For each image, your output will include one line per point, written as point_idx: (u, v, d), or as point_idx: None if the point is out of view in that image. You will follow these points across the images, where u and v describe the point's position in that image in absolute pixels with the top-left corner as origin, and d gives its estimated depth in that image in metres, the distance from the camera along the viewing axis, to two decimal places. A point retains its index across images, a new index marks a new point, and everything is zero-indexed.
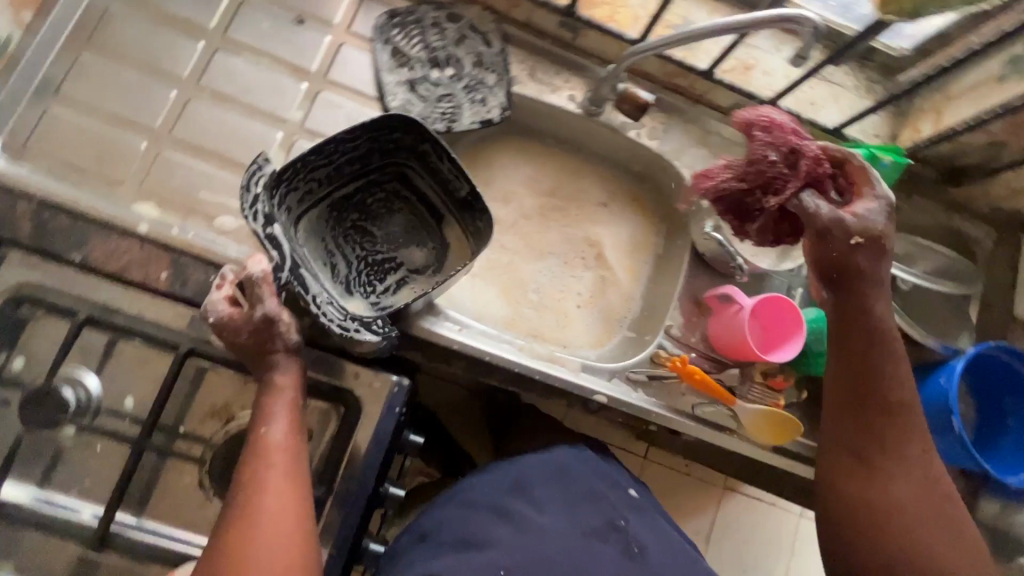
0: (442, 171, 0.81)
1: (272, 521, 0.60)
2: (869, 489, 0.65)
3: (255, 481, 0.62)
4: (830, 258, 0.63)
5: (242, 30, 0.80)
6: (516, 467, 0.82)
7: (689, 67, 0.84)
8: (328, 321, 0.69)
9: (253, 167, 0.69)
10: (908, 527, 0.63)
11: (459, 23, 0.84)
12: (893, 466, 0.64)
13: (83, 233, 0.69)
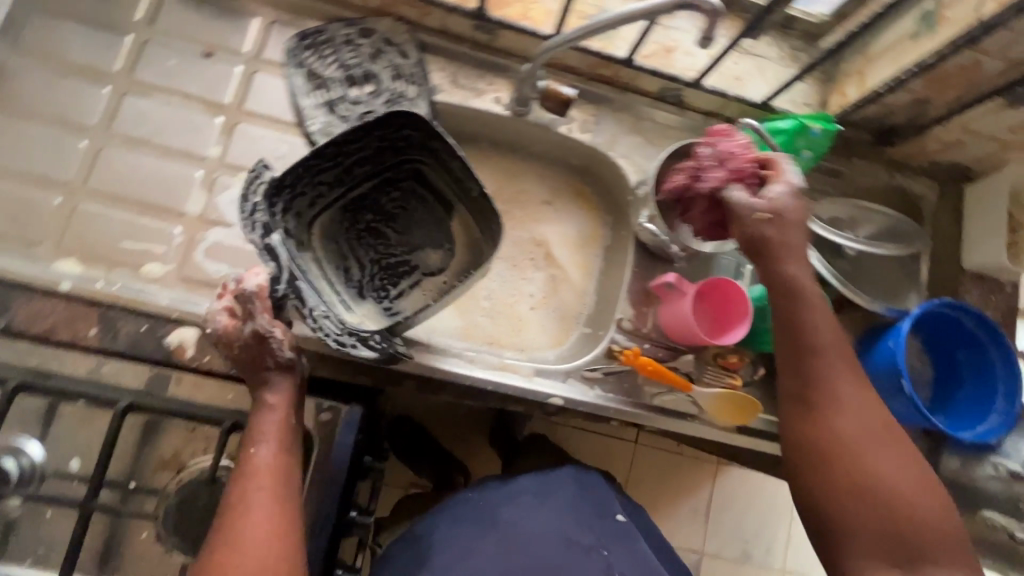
0: (453, 169, 0.78)
1: (254, 559, 0.54)
2: (827, 437, 0.61)
3: (241, 510, 0.57)
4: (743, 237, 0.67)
5: (148, 70, 0.78)
6: (509, 489, 0.81)
7: (610, 56, 0.83)
8: (325, 335, 0.64)
9: (252, 174, 0.68)
10: (871, 469, 0.59)
11: (372, 37, 0.83)
12: (847, 410, 0.61)
13: (4, 299, 0.68)
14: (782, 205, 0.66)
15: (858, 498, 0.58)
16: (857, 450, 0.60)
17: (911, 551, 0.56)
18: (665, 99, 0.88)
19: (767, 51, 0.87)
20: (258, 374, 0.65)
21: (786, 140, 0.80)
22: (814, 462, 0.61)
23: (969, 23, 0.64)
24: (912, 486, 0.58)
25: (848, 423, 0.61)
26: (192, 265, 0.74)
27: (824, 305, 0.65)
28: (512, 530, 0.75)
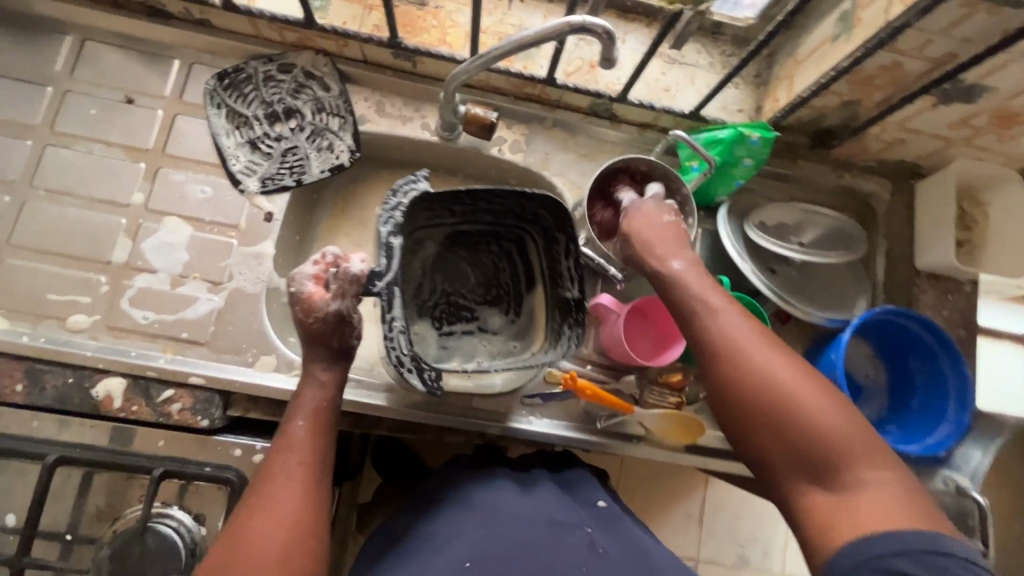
0: (560, 266, 0.81)
1: (273, 528, 0.56)
2: (719, 374, 0.59)
3: (273, 483, 0.59)
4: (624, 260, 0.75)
5: (70, 121, 0.78)
6: (495, 476, 0.75)
7: (532, 76, 0.81)
8: (391, 349, 0.68)
9: (410, 181, 0.73)
10: (767, 390, 0.56)
11: (293, 72, 0.82)
12: (735, 346, 0.59)
13: None
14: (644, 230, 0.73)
15: (762, 428, 0.56)
16: (751, 385, 0.57)
17: (831, 472, 0.52)
18: (596, 114, 0.87)
19: (695, 59, 0.85)
20: (314, 348, 0.68)
21: (722, 150, 0.78)
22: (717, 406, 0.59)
23: (879, 25, 0.62)
24: (817, 404, 0.54)
25: (738, 359, 0.58)
26: (118, 312, 0.75)
27: (692, 275, 0.65)
28: (505, 509, 0.69)
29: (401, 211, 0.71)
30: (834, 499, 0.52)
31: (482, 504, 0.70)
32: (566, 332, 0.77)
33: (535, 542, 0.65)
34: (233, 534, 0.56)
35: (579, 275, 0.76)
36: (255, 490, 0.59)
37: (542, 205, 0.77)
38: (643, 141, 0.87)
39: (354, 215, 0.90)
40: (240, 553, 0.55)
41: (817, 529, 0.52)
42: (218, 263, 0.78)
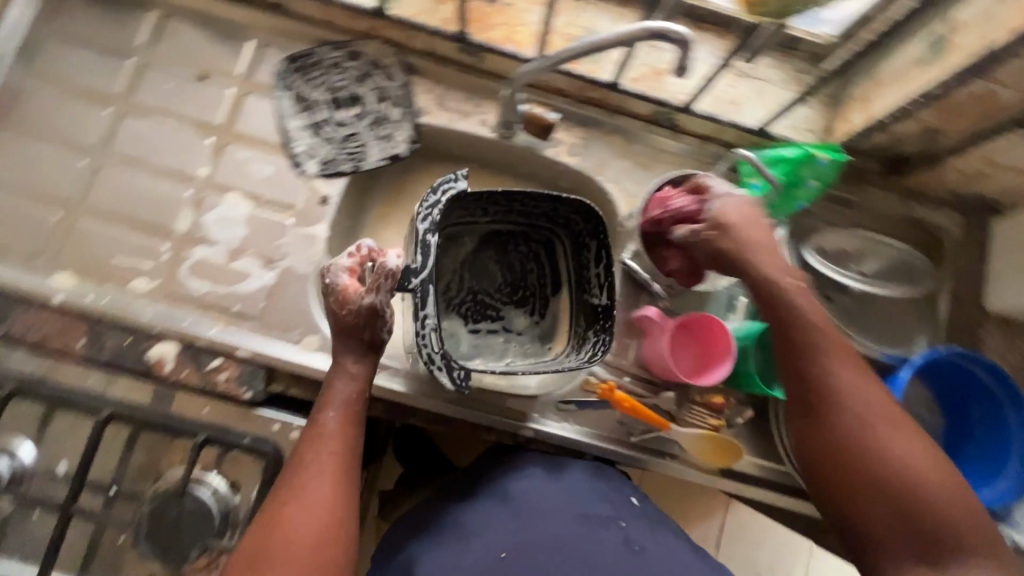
0: (588, 273, 0.81)
1: (308, 518, 0.59)
2: (835, 436, 0.63)
3: (307, 474, 0.62)
4: (708, 255, 0.71)
5: (148, 94, 0.82)
6: (529, 464, 0.75)
7: (596, 79, 0.80)
8: (422, 347, 0.68)
9: (449, 181, 0.72)
10: (882, 461, 0.60)
11: (360, 60, 0.84)
12: (855, 402, 0.63)
13: (6, 309, 0.74)
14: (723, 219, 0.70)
15: (871, 497, 0.60)
16: (866, 443, 0.61)
17: (926, 538, 0.58)
18: (658, 122, 0.85)
19: (765, 74, 0.82)
20: (345, 342, 0.69)
21: (788, 169, 0.76)
22: (824, 457, 0.63)
23: (981, 48, 0.59)
24: (926, 473, 0.60)
25: (858, 416, 0.62)
26: (177, 281, 0.77)
27: (802, 294, 0.67)
28: (539, 501, 0.71)
29: (438, 209, 0.70)
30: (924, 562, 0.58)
31: (513, 494, 0.72)
32: (591, 338, 0.78)
33: (571, 533, 0.67)
34: (264, 526, 0.59)
35: (608, 285, 0.76)
36: (287, 481, 0.62)
37: (576, 211, 0.78)
38: (703, 154, 0.85)
39: (404, 205, 0.91)
40: (274, 544, 0.58)
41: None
42: (273, 241, 0.80)
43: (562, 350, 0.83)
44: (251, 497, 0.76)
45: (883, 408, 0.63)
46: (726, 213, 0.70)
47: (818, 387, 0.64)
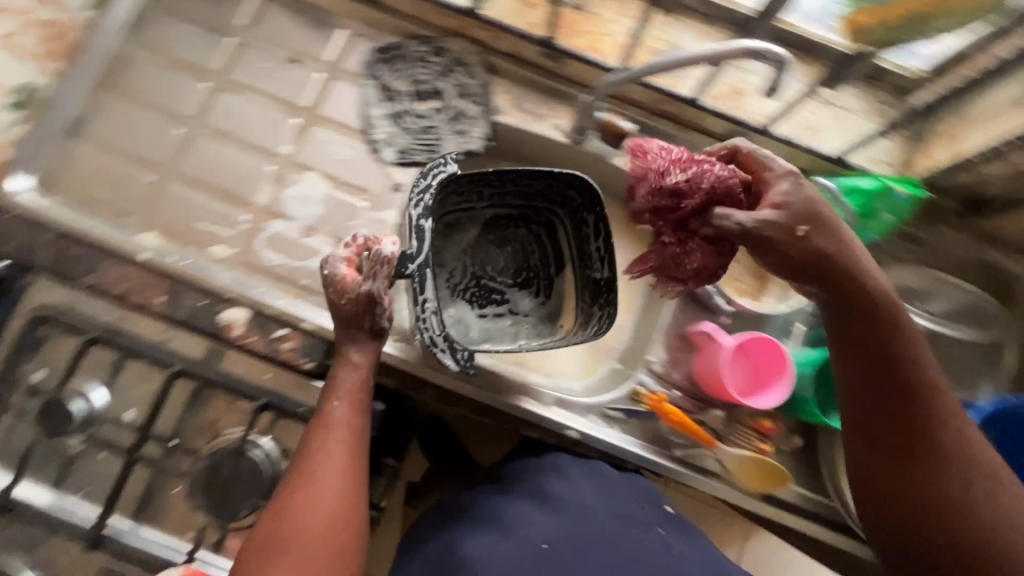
0: (590, 248, 0.82)
1: (322, 503, 0.62)
2: (925, 482, 0.62)
3: (319, 461, 0.64)
4: (791, 258, 0.62)
5: (243, 71, 0.86)
6: (549, 465, 0.76)
7: (675, 94, 0.81)
8: (425, 330, 0.70)
9: (439, 164, 0.74)
10: (975, 512, 0.60)
11: (445, 56, 0.86)
12: (926, 437, 0.62)
13: (95, 260, 0.78)
14: (787, 200, 0.62)
15: (961, 548, 0.59)
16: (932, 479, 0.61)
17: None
18: None
19: (848, 102, 0.82)
20: (347, 334, 0.71)
21: (862, 201, 0.76)
22: (884, 490, 0.64)
23: None
24: (999, 513, 0.59)
25: (925, 453, 0.62)
26: (253, 251, 0.81)
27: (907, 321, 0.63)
28: (581, 499, 0.71)
29: (432, 192, 0.73)
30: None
31: (550, 490, 0.72)
32: (597, 314, 0.80)
33: (615, 534, 0.69)
34: (281, 511, 0.61)
35: (607, 259, 0.78)
36: (300, 468, 0.64)
37: (572, 183, 0.80)
38: None
39: None
40: (290, 529, 0.60)
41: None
42: (346, 222, 0.83)
43: (570, 326, 0.84)
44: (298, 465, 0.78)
45: (959, 443, 0.62)
46: (797, 197, 0.62)
47: (885, 421, 0.64)
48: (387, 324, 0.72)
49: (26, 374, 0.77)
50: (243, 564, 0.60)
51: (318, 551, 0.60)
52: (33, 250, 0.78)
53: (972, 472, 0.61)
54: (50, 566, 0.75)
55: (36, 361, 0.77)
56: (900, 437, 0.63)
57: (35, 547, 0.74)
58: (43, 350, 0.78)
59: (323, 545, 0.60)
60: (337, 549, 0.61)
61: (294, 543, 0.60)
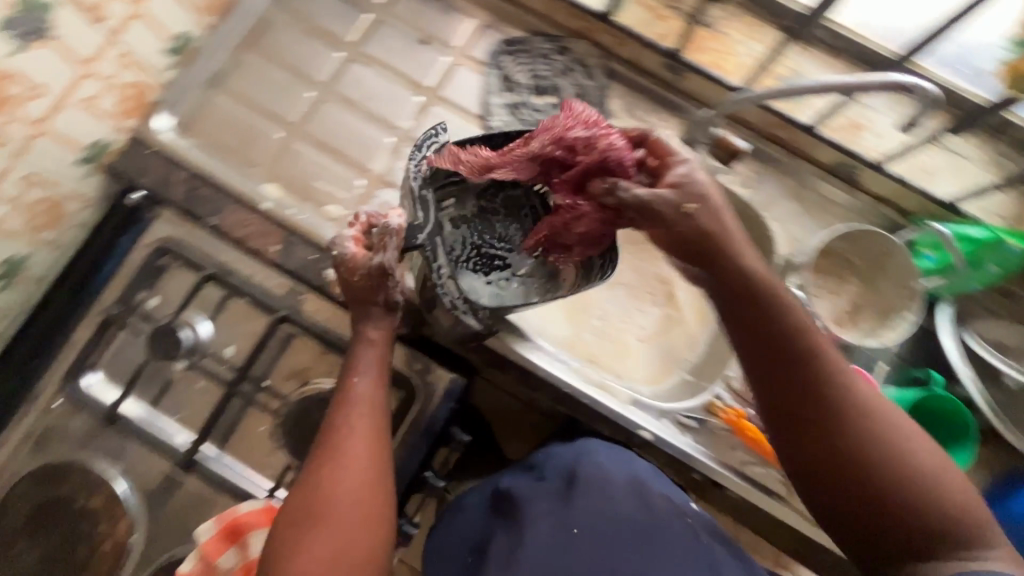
0: None
1: (352, 475, 0.67)
2: (846, 450, 0.57)
3: (348, 436, 0.69)
4: (684, 234, 0.63)
5: (375, 46, 0.91)
6: (566, 457, 0.77)
7: (793, 119, 0.83)
8: (444, 295, 0.69)
9: (431, 132, 0.70)
10: (899, 467, 0.56)
11: (567, 56, 0.90)
12: (833, 406, 0.58)
13: (221, 202, 0.83)
14: (689, 180, 0.63)
15: (893, 509, 0.56)
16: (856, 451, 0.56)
17: (937, 540, 0.55)
18: (836, 174, 0.87)
19: (967, 151, 0.83)
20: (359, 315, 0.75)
21: (971, 249, 0.77)
22: (813, 471, 0.59)
23: None
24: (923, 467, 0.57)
25: (841, 423, 0.58)
26: None
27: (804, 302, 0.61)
28: (610, 489, 0.73)
29: (427, 162, 0.70)
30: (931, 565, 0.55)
31: (577, 480, 0.74)
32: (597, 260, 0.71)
33: (642, 525, 0.71)
34: (315, 481, 0.66)
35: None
36: (332, 444, 0.69)
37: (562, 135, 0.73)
38: (876, 215, 0.85)
39: None
40: (325, 498, 0.65)
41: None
42: None
43: (574, 280, 0.74)
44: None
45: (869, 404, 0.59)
46: (693, 178, 0.63)
47: (788, 395, 0.59)
48: (399, 301, 0.76)
49: (144, 298, 0.82)
50: (281, 530, 0.65)
51: (350, 519, 0.65)
52: (166, 185, 0.83)
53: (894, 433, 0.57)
54: (133, 482, 0.78)
55: (154, 289, 0.83)
56: (814, 409, 0.58)
57: (124, 461, 0.79)
58: (161, 278, 0.83)
59: (359, 514, 0.65)
60: (368, 514, 0.66)
61: (329, 513, 0.65)
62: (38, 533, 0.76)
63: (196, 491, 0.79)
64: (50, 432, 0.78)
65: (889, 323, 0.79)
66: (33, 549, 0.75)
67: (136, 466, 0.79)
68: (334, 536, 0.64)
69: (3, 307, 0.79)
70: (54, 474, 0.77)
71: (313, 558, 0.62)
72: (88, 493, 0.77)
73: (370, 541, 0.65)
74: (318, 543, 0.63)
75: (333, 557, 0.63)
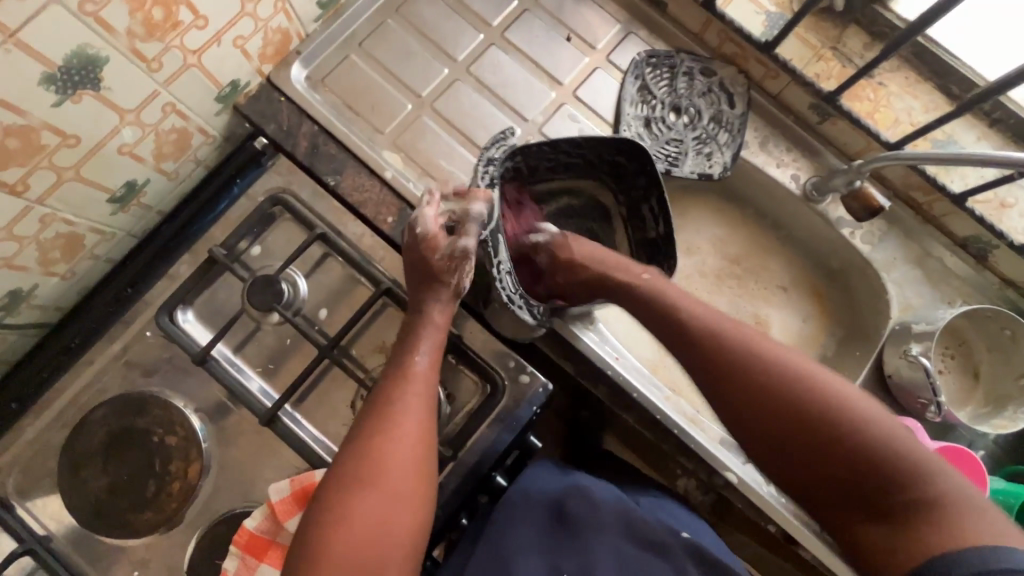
0: (643, 210, 0.83)
1: (389, 460, 0.63)
2: (758, 403, 0.61)
3: (385, 417, 0.65)
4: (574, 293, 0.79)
5: (517, 33, 0.89)
6: (555, 489, 0.71)
7: (940, 184, 0.80)
8: (502, 288, 0.74)
9: (499, 136, 0.77)
10: (822, 416, 0.58)
11: (710, 78, 0.87)
12: (752, 374, 0.62)
13: (343, 163, 0.83)
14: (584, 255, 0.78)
15: (811, 459, 0.58)
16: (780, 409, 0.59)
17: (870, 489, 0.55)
18: (966, 248, 0.84)
19: None
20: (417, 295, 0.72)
21: None
22: (747, 426, 0.62)
23: None
24: (868, 424, 0.57)
25: (760, 385, 0.61)
26: None
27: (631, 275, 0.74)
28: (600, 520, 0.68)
29: (496, 164, 0.76)
30: (887, 529, 0.54)
31: (568, 514, 0.68)
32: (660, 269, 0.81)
33: (631, 558, 0.65)
34: (349, 465, 0.63)
35: (664, 218, 0.80)
36: (373, 425, 0.65)
37: (621, 148, 0.79)
38: (997, 296, 0.84)
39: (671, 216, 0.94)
40: (358, 478, 0.62)
41: (879, 558, 0.54)
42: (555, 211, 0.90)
43: None
44: (458, 416, 0.77)
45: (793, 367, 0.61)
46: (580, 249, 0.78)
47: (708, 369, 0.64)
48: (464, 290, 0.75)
49: (245, 245, 0.80)
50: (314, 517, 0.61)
51: (387, 504, 0.62)
52: (292, 136, 0.83)
53: (823, 394, 0.59)
54: (209, 425, 0.77)
55: (256, 237, 0.80)
56: (728, 378, 0.63)
57: (203, 403, 0.77)
58: (266, 226, 0.80)
59: (401, 493, 0.63)
60: (416, 497, 0.63)
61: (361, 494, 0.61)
62: (108, 460, 0.75)
63: (268, 446, 0.77)
64: (137, 360, 0.78)
65: (1006, 412, 0.80)
66: (102, 475, 0.75)
67: (213, 409, 0.77)
68: (371, 512, 0.61)
69: (113, 229, 0.78)
70: (134, 404, 0.76)
71: (348, 542, 0.59)
72: (164, 430, 0.76)
73: (406, 526, 0.62)
74: (353, 526, 0.60)
75: (367, 542, 0.60)
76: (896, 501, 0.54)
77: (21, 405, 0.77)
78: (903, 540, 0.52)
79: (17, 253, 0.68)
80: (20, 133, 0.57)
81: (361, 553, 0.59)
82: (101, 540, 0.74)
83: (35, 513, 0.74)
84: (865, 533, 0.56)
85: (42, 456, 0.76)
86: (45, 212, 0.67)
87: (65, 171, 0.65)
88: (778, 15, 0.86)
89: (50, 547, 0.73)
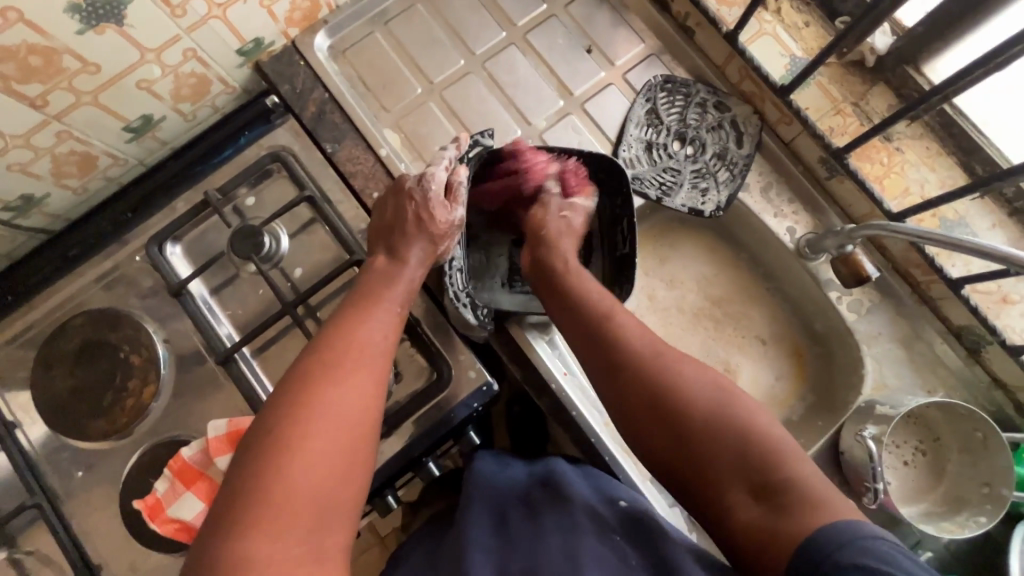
0: (617, 232, 0.83)
1: (350, 392, 0.58)
2: (634, 390, 0.61)
3: (350, 349, 0.61)
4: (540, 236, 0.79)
5: (539, 36, 0.89)
6: (492, 492, 0.69)
7: (938, 265, 0.77)
8: (450, 285, 0.79)
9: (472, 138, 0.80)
10: (686, 391, 0.58)
11: (723, 113, 0.86)
12: (631, 361, 0.62)
13: (345, 133, 0.86)
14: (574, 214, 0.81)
15: (680, 446, 0.57)
16: (658, 394, 0.59)
17: (736, 473, 0.53)
18: (960, 338, 0.80)
19: None
20: (399, 248, 0.72)
21: None
22: (634, 414, 0.60)
23: None
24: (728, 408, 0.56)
25: (643, 367, 0.61)
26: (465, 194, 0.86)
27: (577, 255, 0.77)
28: (545, 511, 0.66)
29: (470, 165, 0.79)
30: (760, 511, 0.51)
31: (514, 515, 0.66)
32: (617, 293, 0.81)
33: (575, 542, 0.61)
34: (303, 389, 0.56)
35: (631, 240, 0.80)
36: (329, 349, 0.61)
37: (601, 165, 0.80)
38: (983, 395, 0.80)
39: (661, 245, 0.92)
40: (315, 406, 0.55)
41: (755, 546, 0.50)
42: None
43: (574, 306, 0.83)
44: (401, 398, 0.74)
45: (661, 354, 0.62)
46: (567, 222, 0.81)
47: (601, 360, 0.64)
48: (443, 261, 0.78)
49: (241, 194, 0.83)
50: (253, 448, 0.53)
51: (345, 435, 0.55)
52: (303, 99, 0.87)
53: (691, 377, 0.59)
54: (170, 352, 0.82)
55: (251, 188, 0.83)
56: (617, 362, 0.63)
57: (170, 331, 0.82)
58: (261, 179, 0.83)
59: (348, 413, 0.56)
60: (368, 419, 0.58)
61: (314, 420, 0.54)
62: (76, 365, 0.81)
63: (220, 383, 0.80)
64: (123, 280, 0.84)
65: (959, 518, 0.76)
66: (69, 377, 0.81)
67: (178, 338, 0.82)
68: (322, 435, 0.54)
69: (126, 156, 0.85)
70: (111, 319, 0.82)
71: (315, 466, 0.52)
72: (131, 349, 0.81)
73: (362, 448, 0.56)
74: (309, 456, 0.52)
75: (326, 473, 0.53)
76: (766, 483, 0.52)
77: (16, 299, 0.84)
78: (772, 527, 0.49)
79: (31, 160, 0.74)
80: (42, 53, 0.63)
81: (317, 486, 0.52)
82: (55, 437, 0.80)
83: (6, 401, 0.81)
84: (733, 520, 0.53)
85: (23, 349, 0.83)
86: (60, 128, 0.72)
87: (83, 95, 0.70)
88: (803, 60, 0.85)
89: (14, 432, 0.80)
